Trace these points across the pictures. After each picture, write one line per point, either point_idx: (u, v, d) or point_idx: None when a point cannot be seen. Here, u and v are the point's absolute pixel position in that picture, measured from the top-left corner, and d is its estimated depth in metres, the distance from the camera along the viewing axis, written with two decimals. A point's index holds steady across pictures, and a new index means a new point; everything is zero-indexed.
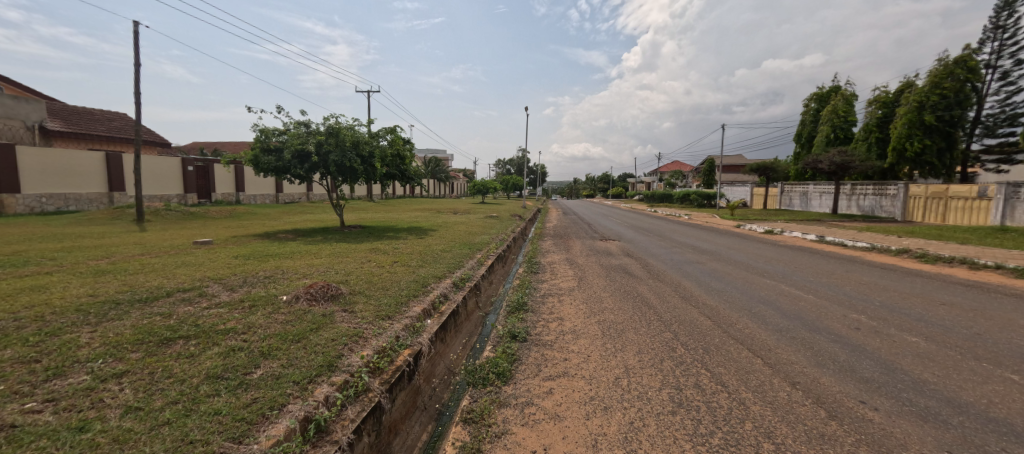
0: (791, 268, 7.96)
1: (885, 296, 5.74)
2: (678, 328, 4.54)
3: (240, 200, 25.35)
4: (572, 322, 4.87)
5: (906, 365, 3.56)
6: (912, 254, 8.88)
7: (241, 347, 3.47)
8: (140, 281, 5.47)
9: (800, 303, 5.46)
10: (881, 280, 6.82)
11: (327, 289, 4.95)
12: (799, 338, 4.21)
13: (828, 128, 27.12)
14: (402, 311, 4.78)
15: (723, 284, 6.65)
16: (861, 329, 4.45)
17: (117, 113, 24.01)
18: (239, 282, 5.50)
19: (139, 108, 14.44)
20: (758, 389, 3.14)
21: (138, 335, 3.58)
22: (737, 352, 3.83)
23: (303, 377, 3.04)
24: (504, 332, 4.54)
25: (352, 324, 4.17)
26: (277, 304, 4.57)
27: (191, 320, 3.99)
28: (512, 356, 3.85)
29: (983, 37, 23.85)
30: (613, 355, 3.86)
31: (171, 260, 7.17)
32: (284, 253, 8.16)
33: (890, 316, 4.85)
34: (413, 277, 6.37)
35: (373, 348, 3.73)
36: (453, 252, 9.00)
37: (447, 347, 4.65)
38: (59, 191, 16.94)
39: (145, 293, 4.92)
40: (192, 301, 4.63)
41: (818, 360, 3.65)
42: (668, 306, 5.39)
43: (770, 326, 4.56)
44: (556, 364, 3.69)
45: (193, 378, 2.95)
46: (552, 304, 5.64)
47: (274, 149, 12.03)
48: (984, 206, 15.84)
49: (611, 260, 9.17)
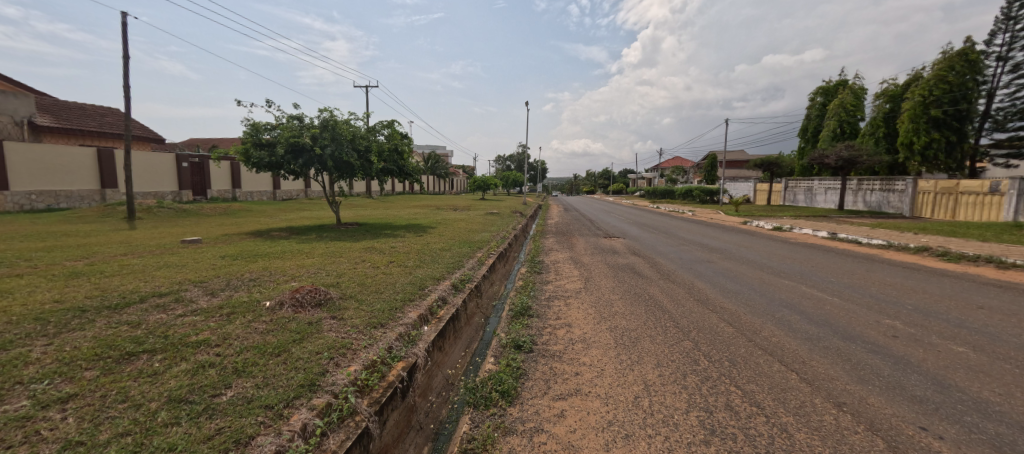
0: (807, 267, 7.58)
1: (915, 299, 5.35)
2: (698, 336, 4.15)
3: (237, 196, 24.92)
4: (580, 328, 4.49)
5: (959, 380, 3.17)
6: (933, 253, 8.48)
7: (212, 363, 3.08)
8: (114, 285, 5.09)
9: (826, 307, 5.07)
10: (905, 280, 6.44)
11: (315, 294, 4.54)
12: (833, 348, 3.81)
13: (834, 122, 26.62)
14: (396, 317, 4.37)
15: (740, 285, 6.24)
16: (900, 337, 4.05)
17: (109, 109, 23.55)
18: (221, 285, 5.11)
19: (129, 103, 14.00)
20: (798, 412, 2.75)
21: (96, 349, 3.18)
22: (767, 366, 3.44)
23: (279, 400, 2.65)
24: (507, 341, 4.13)
25: (339, 334, 3.77)
26: (258, 310, 4.16)
27: (162, 330, 3.59)
28: (518, 370, 3.45)
29: (994, 29, 23.40)
30: (630, 369, 3.46)
31: (153, 260, 6.78)
32: (275, 252, 7.74)
33: (926, 322, 4.46)
34: (409, 279, 5.95)
35: (362, 362, 3.33)
36: (452, 251, 8.59)
37: (445, 357, 4.27)
38: (49, 188, 16.55)
39: (116, 298, 4.51)
40: (166, 308, 4.23)
41: (861, 376, 3.25)
42: (684, 311, 4.99)
43: (799, 334, 4.16)
44: (567, 380, 3.29)
45: (151, 403, 2.57)
46: (558, 309, 5.24)
47: (267, 144, 11.61)
48: (995, 201, 15.28)
49: (617, 259, 8.75)
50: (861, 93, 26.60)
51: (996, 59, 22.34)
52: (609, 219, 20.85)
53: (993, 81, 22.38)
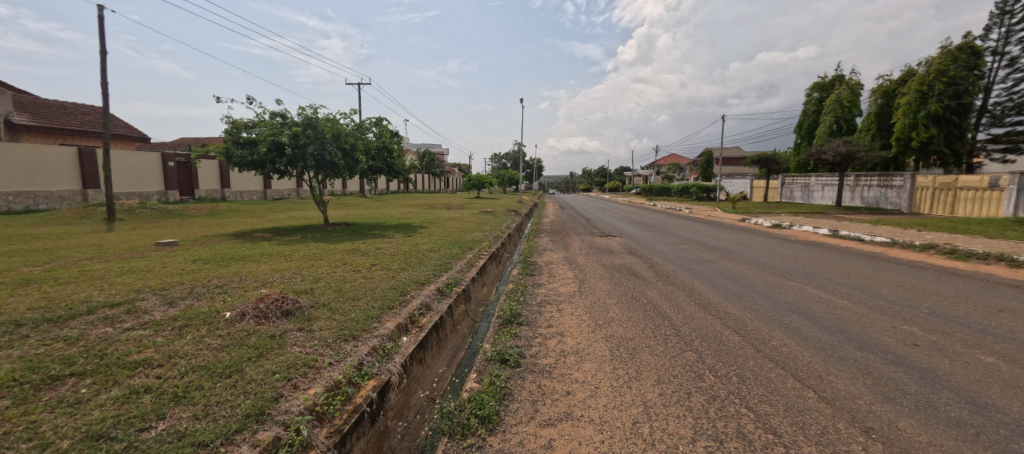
0: (812, 267, 7.23)
1: (930, 302, 5.01)
2: (701, 346, 3.79)
3: (225, 196, 24.36)
4: (573, 338, 4.11)
5: (996, 398, 2.82)
6: (939, 250, 8.19)
7: (148, 389, 2.67)
8: (64, 294, 4.64)
9: (838, 311, 4.72)
10: (916, 281, 6.11)
11: (282, 304, 4.14)
12: (851, 359, 3.46)
13: (830, 118, 26.40)
14: (371, 328, 3.96)
15: (743, 287, 5.88)
16: (921, 346, 3.71)
17: (91, 107, 22.93)
18: (183, 293, 4.68)
19: (106, 100, 13.45)
20: (821, 440, 2.39)
21: (15, 373, 2.77)
22: (780, 381, 3.09)
23: (215, 436, 2.25)
24: (493, 354, 3.75)
25: (304, 350, 3.36)
26: (215, 323, 3.75)
27: (100, 348, 3.17)
28: (502, 390, 3.07)
29: (990, 24, 23.26)
30: (628, 387, 3.08)
31: (117, 265, 6.33)
32: (251, 255, 7.29)
33: (946, 328, 4.13)
34: (391, 283, 5.55)
35: (324, 383, 2.90)
36: (440, 252, 8.20)
37: (425, 371, 3.89)
38: (27, 188, 15.95)
39: (60, 310, 4.06)
40: (115, 321, 3.81)
41: (885, 393, 2.90)
42: (685, 317, 4.63)
43: (812, 343, 3.81)
44: (557, 401, 2.91)
45: (62, 442, 2.16)
46: (550, 316, 4.85)
47: (246, 142, 11.14)
48: (995, 197, 15.04)
49: (613, 259, 8.41)
50: (857, 88, 26.43)
51: (992, 53, 22.21)
52: (605, 216, 20.55)
53: (990, 76, 22.24)
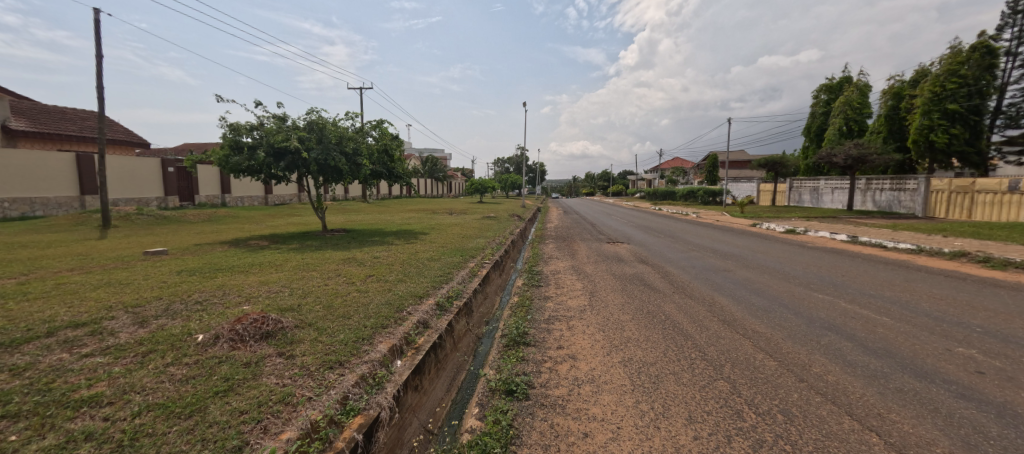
0: (837, 277, 6.75)
1: (980, 318, 4.54)
2: (733, 373, 3.35)
3: (226, 202, 24.22)
4: (587, 362, 3.68)
5: None
6: (972, 258, 7.70)
7: (89, 435, 2.25)
8: (28, 312, 4.24)
9: (879, 330, 4.25)
10: (956, 293, 5.62)
11: (262, 324, 3.73)
12: (909, 391, 3.01)
13: (840, 120, 25.88)
14: (361, 352, 3.53)
15: (767, 301, 5.42)
16: (988, 375, 3.24)
17: (90, 112, 22.79)
18: (157, 311, 4.26)
19: (102, 104, 13.20)
20: None
21: None
22: (835, 422, 2.63)
23: None
24: (497, 383, 3.31)
25: (279, 382, 2.93)
26: (184, 348, 3.33)
27: (45, 381, 2.76)
28: (509, 432, 2.61)
29: (1002, 24, 22.74)
30: (657, 429, 2.62)
31: (96, 277, 5.93)
32: (241, 266, 6.89)
33: (1009, 351, 3.66)
34: (387, 297, 5.13)
35: (299, 426, 2.46)
36: (441, 261, 7.78)
37: (422, 399, 3.46)
38: (25, 195, 15.69)
39: (16, 332, 3.65)
40: (74, 345, 3.40)
41: (964, 439, 2.44)
42: (710, 336, 4.18)
43: (859, 369, 3.36)
44: (573, 447, 2.47)
45: None
46: (560, 334, 4.41)
47: (246, 146, 10.81)
48: (1015, 201, 14.49)
49: (623, 268, 7.96)
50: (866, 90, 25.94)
51: (1006, 53, 21.71)
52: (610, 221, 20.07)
53: (1005, 76, 21.69)
